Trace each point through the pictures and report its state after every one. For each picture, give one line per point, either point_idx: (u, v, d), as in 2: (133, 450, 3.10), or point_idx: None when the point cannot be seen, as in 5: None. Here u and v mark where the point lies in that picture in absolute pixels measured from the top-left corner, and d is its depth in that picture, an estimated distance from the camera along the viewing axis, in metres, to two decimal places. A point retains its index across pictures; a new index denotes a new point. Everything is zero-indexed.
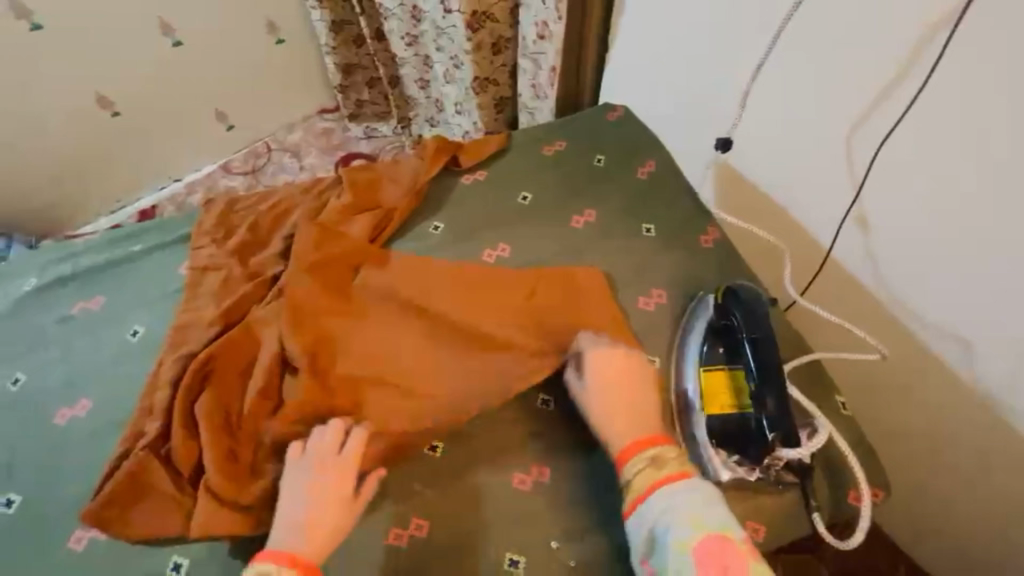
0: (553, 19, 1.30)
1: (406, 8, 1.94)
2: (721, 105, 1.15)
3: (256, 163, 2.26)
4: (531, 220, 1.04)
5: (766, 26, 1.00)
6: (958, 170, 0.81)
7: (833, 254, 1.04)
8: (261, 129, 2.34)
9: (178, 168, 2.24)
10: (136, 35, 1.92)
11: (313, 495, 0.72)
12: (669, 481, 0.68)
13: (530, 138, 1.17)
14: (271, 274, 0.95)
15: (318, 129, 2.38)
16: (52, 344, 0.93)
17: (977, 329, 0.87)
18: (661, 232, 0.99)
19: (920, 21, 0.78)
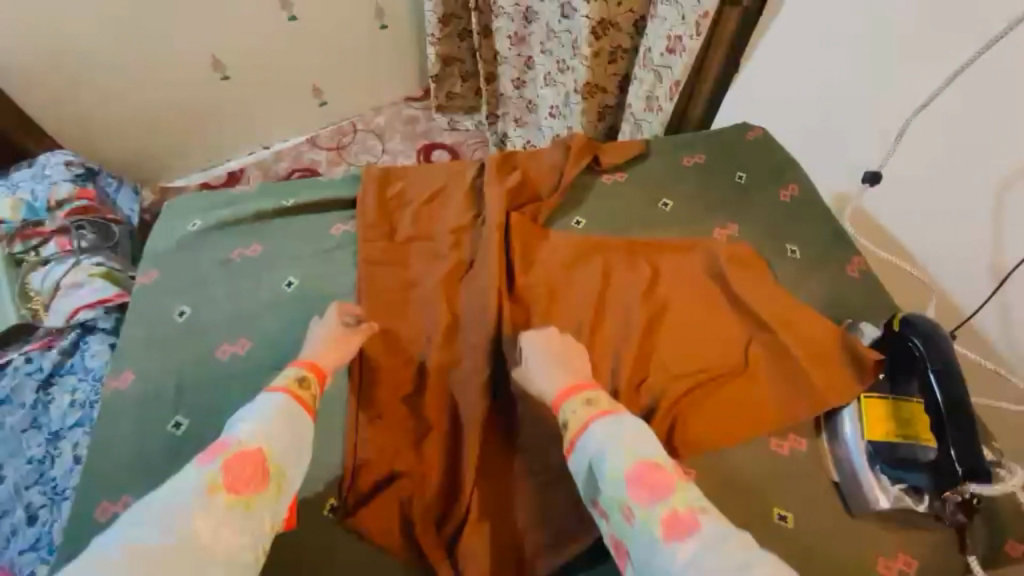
0: (688, 34, 1.23)
1: (519, 8, 1.99)
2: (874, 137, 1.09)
3: (342, 141, 2.35)
4: (672, 227, 1.05)
5: (946, 62, 0.94)
6: None
7: (975, 312, 0.99)
8: (353, 107, 2.42)
9: (273, 134, 2.33)
10: (260, 6, 2.01)
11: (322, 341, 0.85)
12: (600, 417, 0.71)
13: (668, 147, 1.19)
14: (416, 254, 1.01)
15: (405, 114, 2.45)
16: (213, 284, 0.99)
17: None
18: (807, 257, 1.00)
19: None
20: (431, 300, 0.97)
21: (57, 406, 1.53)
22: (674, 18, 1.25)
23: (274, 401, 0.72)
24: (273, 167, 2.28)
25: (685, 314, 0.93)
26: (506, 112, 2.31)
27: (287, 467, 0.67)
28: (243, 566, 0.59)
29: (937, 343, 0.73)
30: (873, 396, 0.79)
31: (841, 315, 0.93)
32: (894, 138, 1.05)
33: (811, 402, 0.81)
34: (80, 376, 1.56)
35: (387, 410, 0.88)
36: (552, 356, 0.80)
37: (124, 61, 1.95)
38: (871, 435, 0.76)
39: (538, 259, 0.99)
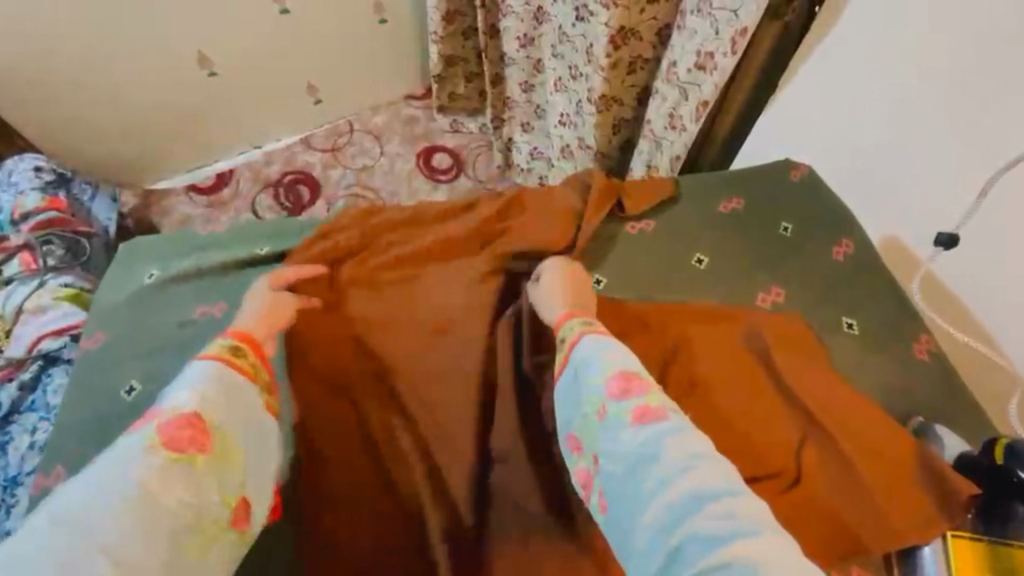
0: (722, 51, 1.07)
1: (530, 8, 1.81)
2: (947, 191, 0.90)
3: (338, 142, 2.18)
4: (707, 290, 0.91)
5: None
6: None
7: None
8: (349, 107, 2.24)
9: (262, 136, 2.16)
10: None
11: (255, 308, 0.73)
12: (601, 331, 0.65)
13: (699, 189, 1.03)
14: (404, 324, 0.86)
15: (403, 115, 2.27)
16: (171, 351, 0.85)
17: None
18: (866, 332, 0.86)
19: None
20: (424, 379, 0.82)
21: (15, 448, 1.39)
22: (706, 32, 1.09)
23: (207, 376, 0.58)
24: (264, 169, 2.11)
25: (727, 406, 0.78)
26: (513, 116, 2.14)
27: (242, 436, 0.57)
28: (183, 529, 0.49)
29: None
30: (959, 537, 0.65)
31: (907, 412, 0.79)
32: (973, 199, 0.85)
33: (880, 535, 0.67)
34: (42, 414, 1.42)
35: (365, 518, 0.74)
36: (561, 292, 0.77)
37: (98, 55, 1.78)
38: None
39: (549, 335, 0.83)
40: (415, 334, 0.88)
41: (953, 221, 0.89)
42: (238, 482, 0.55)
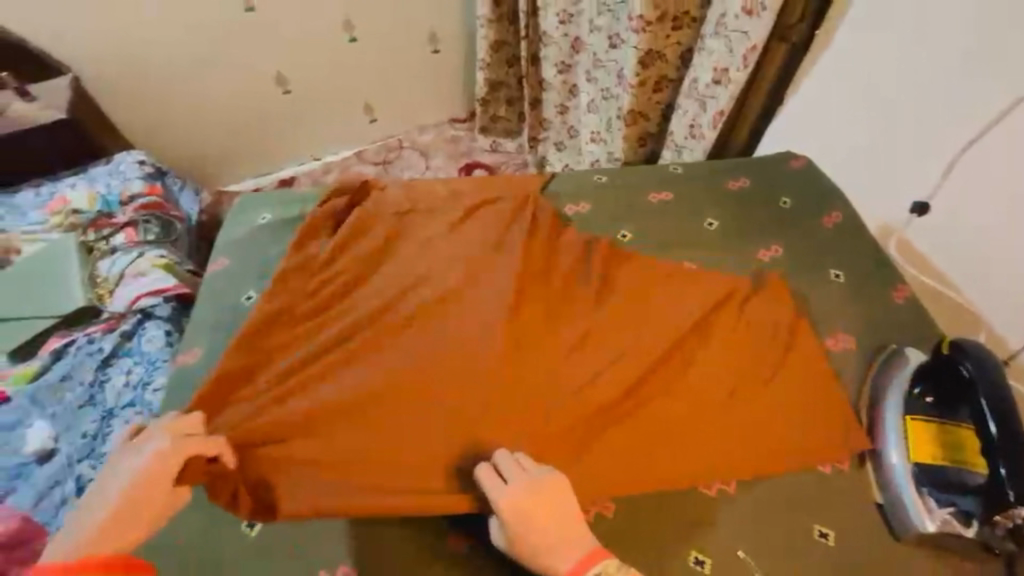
0: (735, 66, 1.28)
1: (569, 38, 2.09)
2: (918, 171, 1.12)
3: (388, 156, 2.46)
4: (714, 245, 1.08)
5: (990, 105, 0.98)
6: None
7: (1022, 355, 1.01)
8: (399, 126, 2.53)
9: (321, 147, 2.45)
10: (324, 29, 2.17)
11: (146, 489, 0.66)
12: None
13: (710, 171, 1.22)
14: None
15: (448, 135, 2.56)
16: (280, 272, 1.06)
17: None
18: (850, 281, 1.01)
19: None
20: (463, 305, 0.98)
21: (112, 386, 1.61)
22: (721, 49, 1.30)
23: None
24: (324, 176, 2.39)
25: (709, 334, 0.92)
26: (548, 136, 2.41)
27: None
28: None
29: (987, 365, 0.72)
30: (917, 419, 0.79)
31: (883, 342, 0.93)
32: (941, 175, 1.08)
33: (859, 428, 0.81)
34: (137, 359, 1.64)
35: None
36: (529, 515, 0.67)
37: (197, 74, 2.11)
38: (915, 457, 0.76)
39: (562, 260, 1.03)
40: None
41: (925, 191, 1.11)
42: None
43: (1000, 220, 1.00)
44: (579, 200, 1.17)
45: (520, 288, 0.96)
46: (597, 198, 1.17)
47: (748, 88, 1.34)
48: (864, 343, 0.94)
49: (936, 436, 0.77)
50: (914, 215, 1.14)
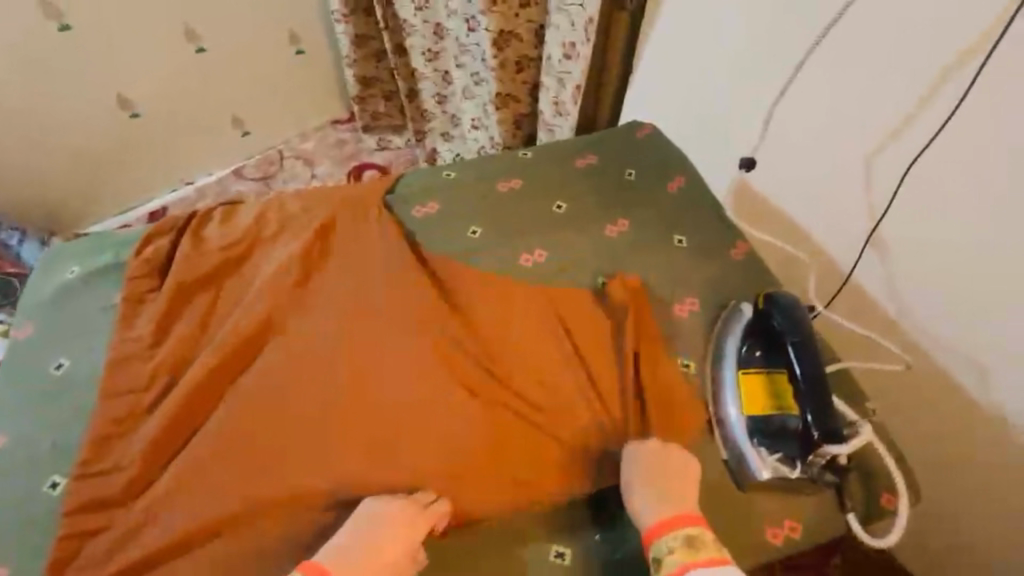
0: (581, 39, 1.33)
1: (429, 25, 2.00)
2: (745, 126, 1.21)
3: (270, 170, 2.27)
4: (568, 227, 1.07)
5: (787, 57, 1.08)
6: (958, 193, 0.91)
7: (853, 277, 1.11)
8: (274, 137, 2.34)
9: (189, 169, 2.21)
10: (164, 42, 1.94)
11: (388, 522, 0.75)
12: (706, 565, 0.68)
13: (560, 152, 1.21)
14: (303, 286, 0.99)
15: (331, 140, 2.39)
16: (97, 331, 0.95)
17: (971, 339, 0.97)
18: (693, 245, 1.04)
19: (943, 51, 0.86)
20: (304, 335, 0.93)
21: None
22: (565, 25, 1.35)
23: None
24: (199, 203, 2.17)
25: (550, 333, 0.94)
26: (433, 126, 2.28)
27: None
28: None
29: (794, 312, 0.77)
30: (750, 371, 0.82)
31: (725, 300, 0.97)
32: (761, 128, 1.18)
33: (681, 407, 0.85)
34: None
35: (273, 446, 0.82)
36: (663, 488, 0.75)
37: (16, 108, 1.82)
38: (750, 410, 0.79)
39: (405, 271, 1.01)
40: (305, 294, 0.99)
41: (752, 145, 1.22)
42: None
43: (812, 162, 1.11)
44: (428, 200, 1.13)
45: (361, 319, 0.95)
46: (447, 196, 1.13)
47: (600, 58, 1.43)
48: (709, 306, 0.96)
49: (770, 386, 0.80)
50: (747, 171, 1.22)
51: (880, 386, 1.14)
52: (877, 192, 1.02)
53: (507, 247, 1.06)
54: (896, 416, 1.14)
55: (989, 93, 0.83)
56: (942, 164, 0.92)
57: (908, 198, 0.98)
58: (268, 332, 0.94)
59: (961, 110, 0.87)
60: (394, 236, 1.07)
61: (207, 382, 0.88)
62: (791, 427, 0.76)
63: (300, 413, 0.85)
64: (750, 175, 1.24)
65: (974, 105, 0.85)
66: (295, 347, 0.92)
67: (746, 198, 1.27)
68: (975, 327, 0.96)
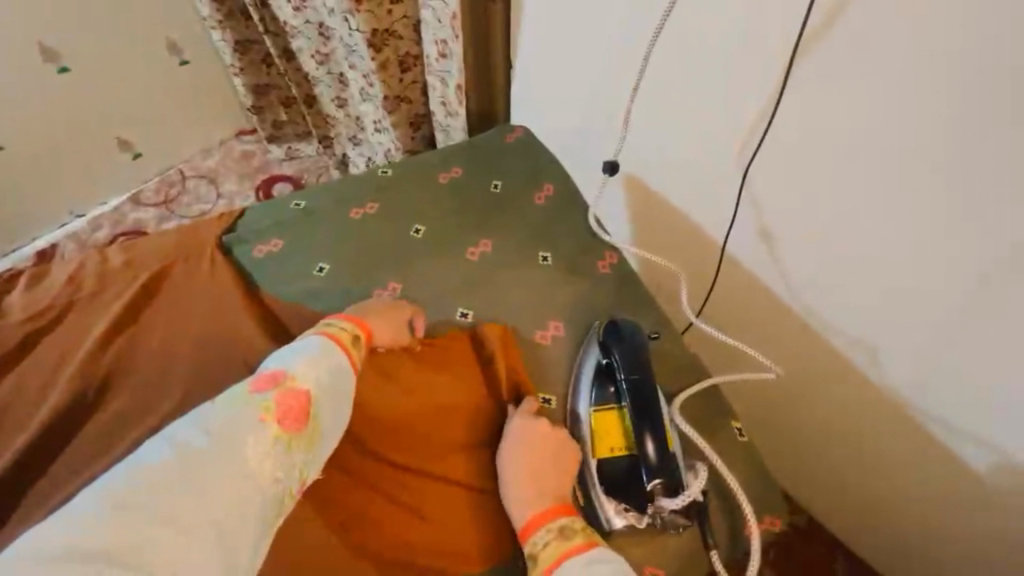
0: (451, 37, 1.17)
1: (312, 25, 1.65)
2: (607, 122, 1.09)
3: (171, 193, 1.91)
4: (427, 254, 0.98)
5: (632, 48, 0.96)
6: (834, 174, 0.80)
7: (722, 268, 1.04)
8: (177, 153, 1.99)
9: (79, 200, 1.86)
10: (15, 64, 1.59)
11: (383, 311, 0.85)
12: (576, 551, 0.66)
13: (421, 166, 1.11)
14: (124, 355, 0.87)
15: (237, 153, 2.03)
16: None
17: (880, 337, 0.87)
18: (557, 261, 0.97)
19: (791, 29, 0.75)
20: (125, 418, 0.82)
21: None
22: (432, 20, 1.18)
23: (326, 348, 0.73)
24: (92, 236, 1.79)
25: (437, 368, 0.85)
26: (339, 132, 1.93)
27: (221, 511, 0.57)
28: None
29: (634, 350, 0.79)
30: (602, 409, 0.79)
31: (591, 320, 0.91)
32: (623, 123, 1.06)
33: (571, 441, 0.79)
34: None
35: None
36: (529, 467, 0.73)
37: None
38: (600, 453, 0.76)
39: (243, 326, 0.90)
40: (124, 365, 0.86)
41: (613, 147, 1.10)
42: (255, 545, 0.58)
43: (689, 162, 0.98)
44: (270, 236, 1.02)
45: (194, 391, 0.84)
46: (292, 230, 1.02)
47: (482, 48, 1.24)
48: (574, 328, 0.91)
49: (620, 423, 0.78)
50: (613, 173, 1.10)
51: (754, 386, 1.11)
52: (757, 185, 0.91)
53: (358, 288, 0.95)
54: (765, 412, 1.13)
55: (818, 92, 0.77)
56: (779, 164, 0.86)
57: (788, 186, 0.86)
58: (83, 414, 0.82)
59: (791, 80, 0.79)
60: (240, 284, 0.95)
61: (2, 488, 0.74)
62: (637, 471, 0.74)
63: None
64: (624, 173, 1.11)
65: (800, 100, 0.79)
66: (119, 429, 0.81)
67: (635, 196, 1.12)
68: (847, 326, 0.90)
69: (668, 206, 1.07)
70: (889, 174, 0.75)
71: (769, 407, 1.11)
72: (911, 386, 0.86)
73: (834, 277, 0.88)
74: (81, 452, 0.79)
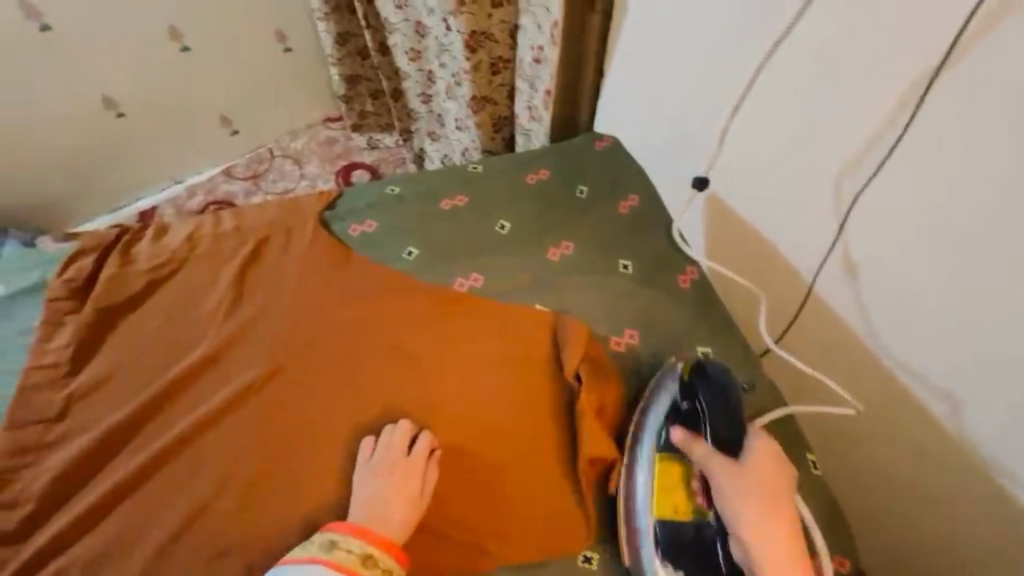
0: (548, 44, 1.20)
1: (411, 24, 1.73)
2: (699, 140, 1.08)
3: (260, 168, 2.05)
4: (509, 250, 1.02)
5: (736, 69, 0.95)
6: (938, 215, 0.76)
7: (814, 292, 0.98)
8: (265, 135, 2.13)
9: (180, 168, 2.02)
10: (146, 42, 1.76)
11: (384, 488, 0.76)
12: None
13: (509, 165, 1.14)
14: (230, 313, 0.95)
15: (321, 138, 2.15)
16: (12, 354, 0.91)
17: (966, 391, 0.81)
18: (638, 270, 0.98)
19: (916, 63, 0.72)
20: (227, 371, 0.89)
21: None
22: (532, 28, 1.21)
23: None
24: (188, 202, 1.95)
25: (505, 368, 0.88)
26: (420, 126, 2.01)
27: None
28: None
29: (721, 403, 0.74)
30: (667, 460, 0.76)
31: (667, 334, 0.92)
32: (716, 142, 1.04)
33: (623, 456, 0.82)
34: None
35: (166, 475, 0.80)
36: (759, 504, 0.68)
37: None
38: (660, 512, 0.74)
39: (334, 300, 0.96)
40: (226, 321, 0.94)
41: (703, 164, 1.08)
42: None
43: (781, 187, 0.96)
44: (366, 217, 1.08)
45: (287, 359, 0.90)
46: (385, 213, 1.08)
47: (574, 57, 1.25)
48: (650, 339, 0.91)
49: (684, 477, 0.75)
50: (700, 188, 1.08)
51: (819, 430, 1.06)
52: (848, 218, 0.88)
53: (441, 275, 0.99)
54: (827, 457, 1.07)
55: (924, 130, 0.74)
56: (877, 202, 0.83)
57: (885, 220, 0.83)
58: (190, 364, 0.89)
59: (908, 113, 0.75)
60: (336, 260, 1.01)
61: (127, 416, 0.84)
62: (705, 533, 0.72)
63: (208, 451, 0.82)
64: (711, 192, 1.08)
65: (910, 136, 0.76)
66: (218, 378, 0.88)
67: (718, 217, 1.09)
68: (928, 375, 0.85)
69: (756, 231, 1.04)
70: (991, 224, 0.71)
71: (831, 453, 1.05)
72: (989, 443, 0.81)
73: (916, 318, 0.84)
74: (184, 395, 0.87)
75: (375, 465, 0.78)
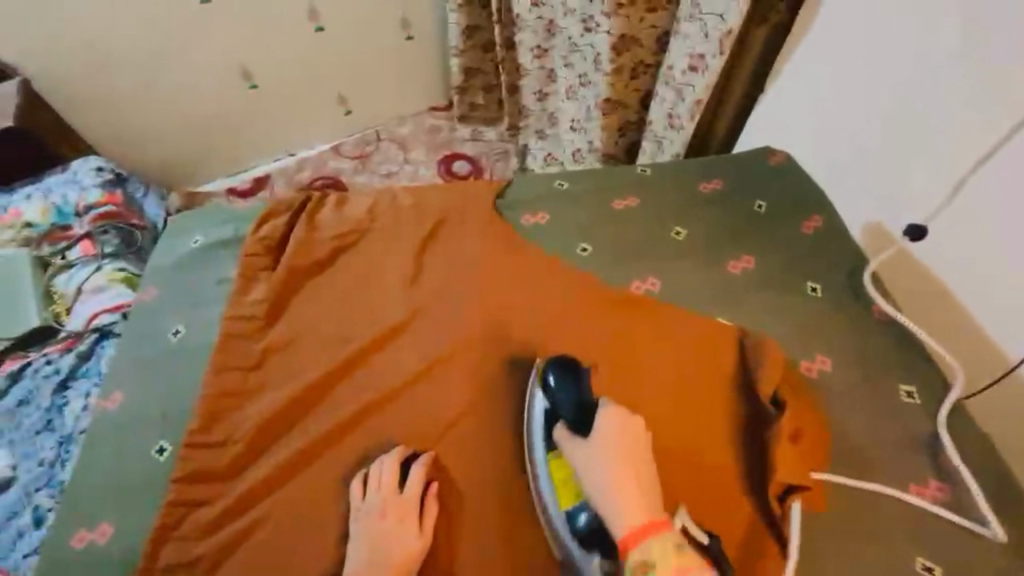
0: (711, 53, 1.14)
1: (543, 20, 1.69)
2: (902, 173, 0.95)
3: (368, 150, 2.09)
4: (687, 257, 1.00)
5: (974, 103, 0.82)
6: None
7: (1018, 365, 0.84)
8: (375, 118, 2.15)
9: (292, 142, 2.08)
10: (288, 20, 1.82)
11: (381, 530, 0.72)
12: None
13: (682, 171, 1.12)
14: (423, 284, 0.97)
15: (427, 126, 2.16)
16: (214, 303, 0.97)
17: None
18: (829, 294, 0.94)
19: None
20: (417, 344, 0.91)
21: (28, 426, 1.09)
22: (697, 35, 1.15)
23: None
24: (297, 175, 2.03)
25: (688, 380, 0.86)
26: (528, 124, 1.97)
27: None
28: None
29: (564, 380, 0.75)
30: (554, 451, 0.75)
31: (864, 365, 0.88)
32: (948, 192, 0.88)
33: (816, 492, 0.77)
34: (44, 365, 1.19)
35: (356, 439, 0.82)
36: (615, 470, 0.68)
37: (142, 73, 1.75)
38: (563, 503, 0.72)
39: (514, 291, 0.95)
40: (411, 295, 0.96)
41: (924, 211, 0.92)
42: None
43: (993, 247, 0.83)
44: (538, 208, 1.08)
45: (467, 343, 0.90)
46: (555, 206, 1.08)
47: (726, 75, 1.21)
48: (843, 368, 0.87)
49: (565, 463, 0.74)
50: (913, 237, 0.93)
51: None
52: None
53: (617, 276, 0.98)
54: None
55: None
56: None
57: None
58: (377, 334, 0.91)
59: None
60: (512, 247, 1.01)
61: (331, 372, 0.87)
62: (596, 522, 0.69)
63: (399, 422, 0.83)
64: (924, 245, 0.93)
65: None
66: (399, 351, 0.90)
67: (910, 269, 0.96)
68: None
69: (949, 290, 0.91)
70: None
71: None
72: None
73: None
74: (370, 364, 0.89)
75: (367, 509, 0.74)
